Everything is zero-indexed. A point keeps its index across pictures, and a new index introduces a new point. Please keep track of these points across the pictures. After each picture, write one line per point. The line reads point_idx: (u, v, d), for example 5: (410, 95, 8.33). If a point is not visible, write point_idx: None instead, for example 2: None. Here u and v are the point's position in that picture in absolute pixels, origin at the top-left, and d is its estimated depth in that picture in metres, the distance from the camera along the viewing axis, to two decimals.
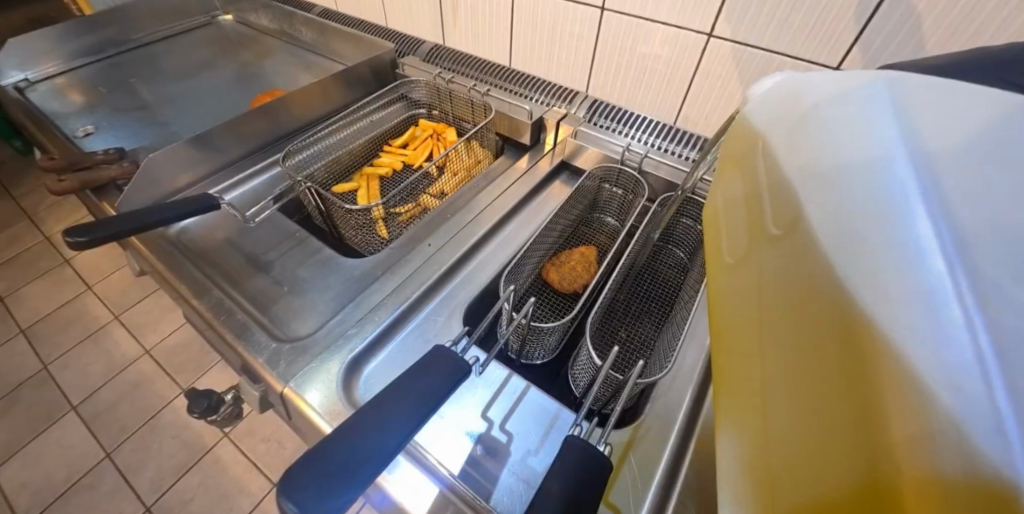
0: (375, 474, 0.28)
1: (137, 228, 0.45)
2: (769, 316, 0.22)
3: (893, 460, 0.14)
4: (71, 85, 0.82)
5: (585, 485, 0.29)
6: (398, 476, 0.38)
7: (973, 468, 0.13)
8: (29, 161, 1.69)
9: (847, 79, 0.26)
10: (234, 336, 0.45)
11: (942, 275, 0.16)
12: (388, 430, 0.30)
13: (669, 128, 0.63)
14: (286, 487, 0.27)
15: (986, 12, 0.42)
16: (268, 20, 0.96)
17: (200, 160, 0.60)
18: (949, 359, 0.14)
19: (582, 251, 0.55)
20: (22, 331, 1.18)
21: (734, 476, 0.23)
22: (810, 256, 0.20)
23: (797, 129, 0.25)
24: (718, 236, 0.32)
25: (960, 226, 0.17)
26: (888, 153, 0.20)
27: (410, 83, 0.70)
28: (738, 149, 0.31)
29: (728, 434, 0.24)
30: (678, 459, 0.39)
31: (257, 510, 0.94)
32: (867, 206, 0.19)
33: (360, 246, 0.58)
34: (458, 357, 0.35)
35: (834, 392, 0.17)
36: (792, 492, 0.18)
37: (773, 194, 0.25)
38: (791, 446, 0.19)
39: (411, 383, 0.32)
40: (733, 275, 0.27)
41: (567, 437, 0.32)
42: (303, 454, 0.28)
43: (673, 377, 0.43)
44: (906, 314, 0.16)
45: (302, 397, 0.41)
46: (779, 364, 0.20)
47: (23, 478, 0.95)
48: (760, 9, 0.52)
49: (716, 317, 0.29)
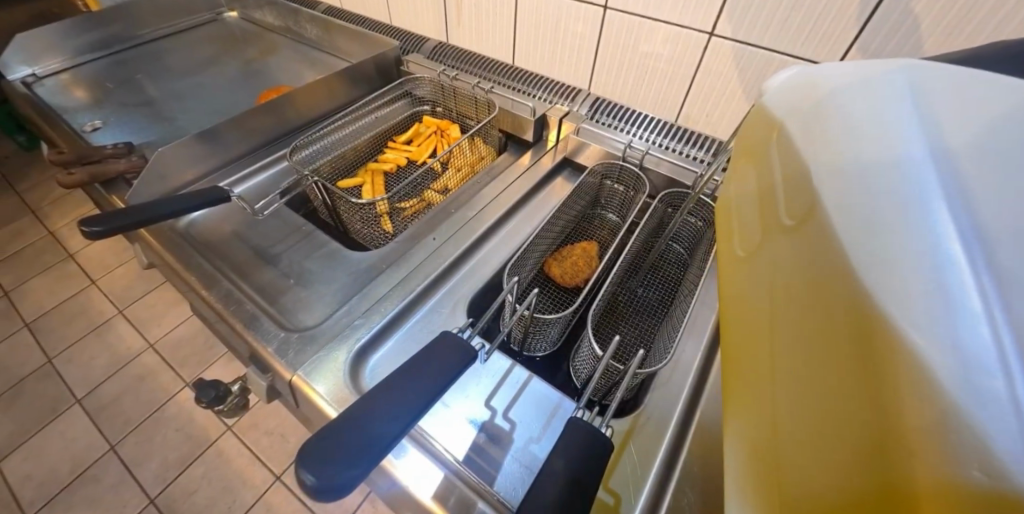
0: (386, 450, 0.29)
1: (152, 219, 0.45)
2: (783, 310, 0.23)
3: (909, 453, 0.15)
4: (78, 80, 0.83)
5: (588, 468, 0.30)
6: (405, 462, 0.38)
7: (991, 467, 0.13)
8: (32, 156, 1.69)
9: (866, 70, 0.26)
10: (242, 325, 0.46)
11: (962, 270, 0.16)
12: (400, 413, 0.30)
13: (670, 126, 0.64)
14: (303, 459, 0.28)
15: (984, 11, 0.43)
16: (273, 16, 0.96)
17: (207, 155, 0.60)
18: (971, 356, 0.15)
19: (583, 247, 0.56)
20: (26, 325, 1.18)
21: (745, 465, 0.23)
22: (827, 252, 0.20)
23: (813, 123, 0.25)
24: (732, 231, 0.32)
25: (980, 222, 0.17)
26: (906, 148, 0.20)
27: (414, 80, 0.70)
28: (754, 144, 0.31)
29: (740, 425, 0.25)
30: (677, 447, 0.39)
31: (259, 502, 0.95)
32: (884, 202, 0.19)
33: (365, 241, 0.59)
34: (465, 344, 0.35)
35: (850, 388, 0.17)
36: (803, 483, 0.19)
37: (789, 190, 0.25)
38: (803, 438, 0.19)
39: (422, 368, 0.33)
40: (748, 269, 0.28)
41: (570, 420, 0.32)
42: (318, 431, 0.29)
43: (673, 369, 0.44)
44: (926, 308, 0.16)
45: (309, 386, 0.41)
46: (795, 357, 0.21)
47: (28, 469, 0.96)
48: (760, 10, 0.53)
49: (730, 311, 0.29)
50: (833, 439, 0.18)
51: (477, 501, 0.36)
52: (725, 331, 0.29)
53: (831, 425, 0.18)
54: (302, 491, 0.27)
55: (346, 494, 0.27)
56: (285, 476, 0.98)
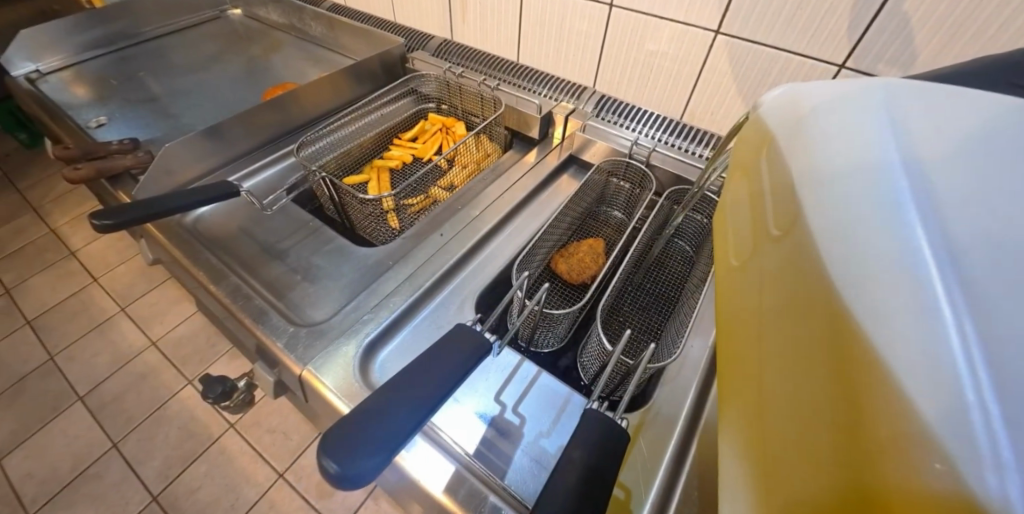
0: (404, 442, 0.29)
1: (159, 212, 0.45)
2: (770, 319, 0.22)
3: (883, 458, 0.15)
4: (82, 77, 0.83)
5: (606, 455, 0.30)
6: (416, 455, 0.38)
7: (951, 463, 0.13)
8: (35, 153, 1.69)
9: (849, 84, 0.26)
10: (251, 320, 0.46)
11: (936, 280, 0.16)
12: (417, 407, 0.30)
13: (674, 123, 0.64)
14: (326, 448, 0.28)
15: (989, 9, 0.43)
16: (277, 14, 0.96)
17: (212, 150, 0.60)
18: (940, 363, 0.15)
19: (590, 243, 0.55)
20: (27, 323, 1.18)
21: (733, 476, 0.23)
22: (806, 261, 0.20)
23: (798, 134, 0.25)
24: (725, 241, 0.32)
25: (951, 232, 0.17)
26: (883, 160, 0.20)
27: (420, 78, 0.71)
28: (746, 154, 0.31)
29: (729, 435, 0.24)
30: (685, 444, 0.39)
31: (262, 499, 0.94)
32: (861, 211, 0.19)
33: (371, 236, 0.59)
34: (481, 336, 0.36)
35: (825, 393, 0.17)
36: (785, 492, 0.18)
37: (776, 199, 0.25)
38: (787, 446, 0.19)
39: (437, 360, 0.33)
40: (739, 280, 0.27)
41: (584, 411, 0.32)
42: (340, 420, 0.29)
43: (681, 365, 0.44)
44: (897, 316, 0.16)
45: (319, 379, 0.41)
46: (779, 365, 0.21)
47: (30, 467, 0.96)
48: (766, 8, 0.52)
49: (722, 323, 0.29)
50: (809, 442, 0.18)
51: (488, 494, 0.36)
52: (719, 340, 0.29)
53: (811, 432, 0.18)
54: (324, 478, 0.27)
55: (370, 481, 0.27)
56: (289, 474, 0.98)
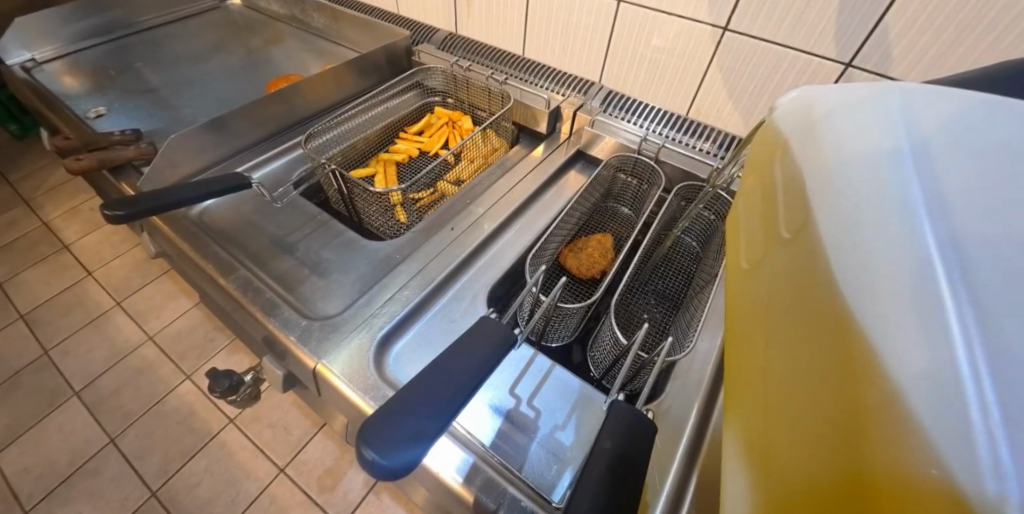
0: (437, 433, 0.29)
1: (166, 205, 0.44)
2: (781, 321, 0.22)
3: (881, 456, 0.15)
4: (78, 67, 0.81)
5: (633, 445, 0.30)
6: (435, 451, 0.38)
7: (948, 469, 0.13)
8: (26, 145, 1.66)
9: (866, 89, 0.25)
10: (263, 313, 0.45)
11: (942, 285, 0.16)
12: (446, 401, 0.30)
13: (679, 119, 0.64)
14: (365, 436, 0.28)
15: (997, 9, 0.43)
16: (279, 5, 0.95)
17: (216, 143, 0.59)
18: (941, 366, 0.15)
19: (599, 238, 0.56)
20: (21, 317, 1.17)
21: (736, 471, 0.23)
22: (816, 264, 0.20)
23: (811, 139, 0.25)
24: (738, 246, 0.31)
25: (959, 239, 0.17)
26: (893, 164, 0.20)
27: (427, 71, 0.70)
28: (761, 158, 0.30)
29: (735, 433, 0.24)
30: (700, 435, 0.40)
31: (263, 494, 0.94)
32: (869, 217, 0.19)
33: (380, 230, 0.58)
34: (504, 328, 0.35)
35: (829, 394, 0.18)
36: (786, 488, 0.19)
37: (788, 204, 0.25)
38: (793, 443, 0.19)
39: (462, 355, 0.33)
40: (750, 284, 0.27)
41: (611, 405, 0.32)
42: (377, 412, 0.29)
43: (691, 360, 0.45)
44: (902, 321, 0.16)
45: (333, 373, 0.41)
46: (787, 363, 0.21)
47: (25, 463, 0.95)
48: (775, 6, 0.53)
49: (733, 326, 0.29)
50: (810, 442, 0.18)
51: (506, 486, 0.36)
52: (729, 341, 0.29)
53: (814, 429, 0.18)
54: (362, 466, 0.27)
55: (414, 468, 0.27)
56: (290, 469, 0.97)
